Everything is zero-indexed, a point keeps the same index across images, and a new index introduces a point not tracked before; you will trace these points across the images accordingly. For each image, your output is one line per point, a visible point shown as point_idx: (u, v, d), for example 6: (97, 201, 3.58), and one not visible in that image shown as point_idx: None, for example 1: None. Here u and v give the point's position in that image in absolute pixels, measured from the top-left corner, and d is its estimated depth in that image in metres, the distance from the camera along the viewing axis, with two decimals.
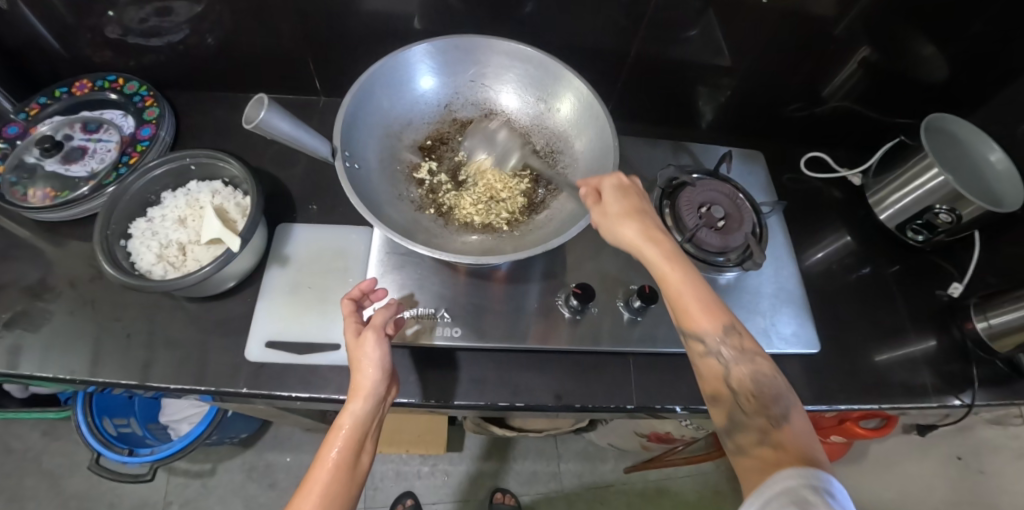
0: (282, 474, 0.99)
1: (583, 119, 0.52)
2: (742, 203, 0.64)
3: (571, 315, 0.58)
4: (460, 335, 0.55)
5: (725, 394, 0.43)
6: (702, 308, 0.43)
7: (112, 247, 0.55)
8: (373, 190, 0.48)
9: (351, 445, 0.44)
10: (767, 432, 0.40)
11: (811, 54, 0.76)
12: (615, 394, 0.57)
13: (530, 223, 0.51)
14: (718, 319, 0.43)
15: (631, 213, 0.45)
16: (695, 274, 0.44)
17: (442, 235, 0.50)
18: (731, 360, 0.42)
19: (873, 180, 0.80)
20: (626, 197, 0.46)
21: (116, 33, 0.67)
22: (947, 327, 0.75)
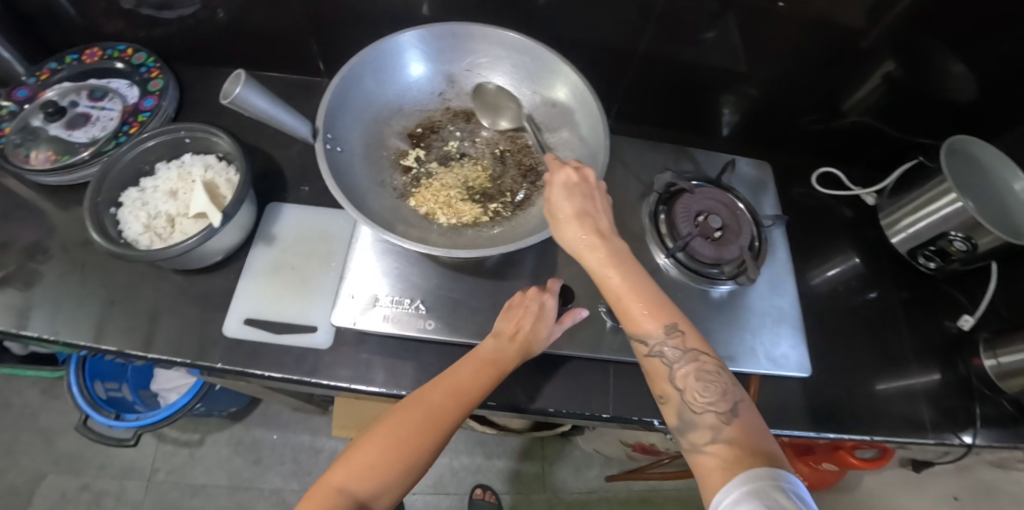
0: (268, 451, 1.00)
1: (576, 114, 0.50)
2: (742, 214, 0.62)
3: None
4: (433, 328, 0.54)
5: (670, 393, 0.41)
6: (645, 306, 0.42)
7: (102, 215, 0.56)
8: (355, 175, 0.48)
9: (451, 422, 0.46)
10: (716, 425, 0.38)
11: (831, 66, 0.73)
12: (591, 402, 0.56)
13: (513, 220, 0.50)
14: (659, 318, 0.41)
15: (574, 215, 0.44)
16: (636, 268, 0.43)
17: (423, 226, 0.49)
18: (674, 358, 0.41)
19: (887, 200, 0.77)
20: (572, 196, 0.44)
21: (129, 4, 0.68)
22: (953, 362, 0.71)
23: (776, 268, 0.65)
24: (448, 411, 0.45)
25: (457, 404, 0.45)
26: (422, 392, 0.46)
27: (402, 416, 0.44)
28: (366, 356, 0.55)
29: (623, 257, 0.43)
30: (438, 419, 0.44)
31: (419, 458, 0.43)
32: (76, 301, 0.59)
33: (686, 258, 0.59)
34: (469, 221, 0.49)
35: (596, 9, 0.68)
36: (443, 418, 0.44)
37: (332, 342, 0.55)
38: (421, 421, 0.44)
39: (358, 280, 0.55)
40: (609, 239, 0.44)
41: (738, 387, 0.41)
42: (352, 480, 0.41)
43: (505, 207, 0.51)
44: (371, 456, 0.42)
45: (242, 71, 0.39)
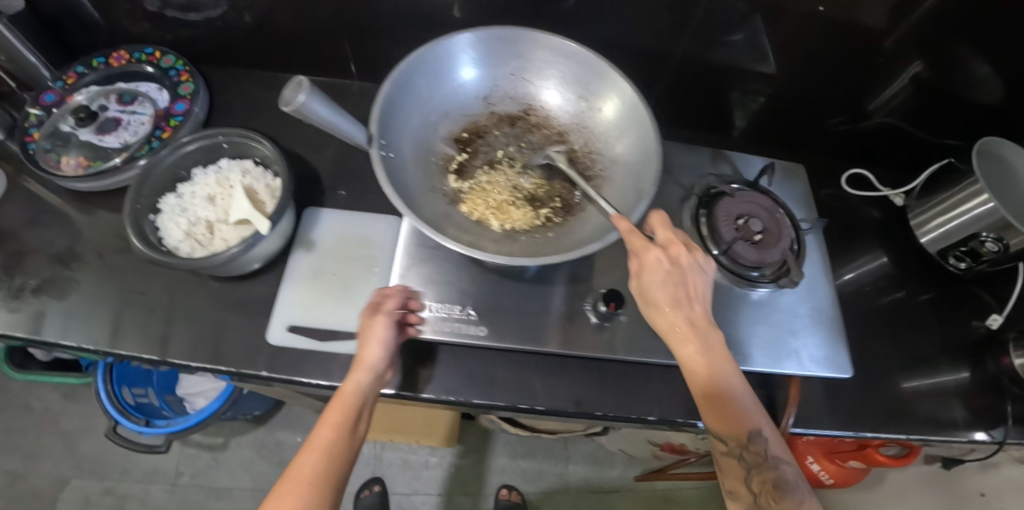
0: (292, 453, 1.00)
1: (626, 121, 0.51)
2: (782, 217, 0.62)
3: (598, 321, 0.57)
4: (485, 334, 0.54)
5: (743, 491, 0.42)
6: (734, 407, 0.42)
7: (142, 222, 0.55)
8: (410, 181, 0.47)
9: (352, 413, 0.45)
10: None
11: (859, 67, 0.73)
12: (636, 405, 0.56)
13: (565, 226, 0.50)
14: (753, 417, 0.42)
15: (670, 305, 0.44)
16: (724, 356, 0.43)
17: (476, 233, 0.48)
18: (755, 459, 0.41)
19: (916, 201, 0.77)
20: (668, 285, 0.44)
21: (154, 6, 0.68)
22: (982, 361, 0.72)
23: (812, 270, 0.65)
24: (324, 472, 0.41)
25: (334, 461, 0.43)
26: (289, 467, 0.42)
27: (276, 500, 0.39)
28: (409, 363, 0.55)
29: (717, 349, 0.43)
30: (319, 485, 0.41)
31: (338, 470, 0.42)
32: (115, 308, 0.58)
33: (727, 261, 0.60)
34: (522, 228, 0.49)
35: (626, 11, 0.68)
36: (324, 479, 0.41)
37: None
38: (300, 495, 0.40)
39: (405, 286, 0.55)
40: (709, 336, 0.44)
41: (805, 483, 0.42)
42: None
43: (555, 214, 0.51)
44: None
45: (302, 77, 0.38)
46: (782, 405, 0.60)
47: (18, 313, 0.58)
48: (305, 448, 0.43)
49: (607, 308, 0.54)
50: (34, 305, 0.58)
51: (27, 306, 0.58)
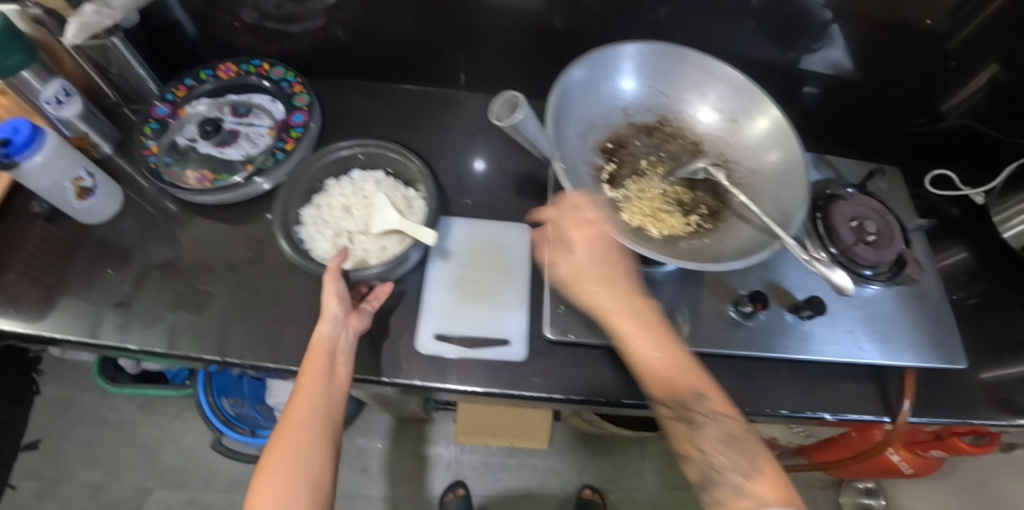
0: (372, 459, 1.01)
1: (766, 133, 0.53)
2: (892, 220, 0.65)
3: (739, 319, 0.59)
4: (646, 337, 0.56)
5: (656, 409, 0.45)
6: (630, 331, 0.46)
7: (290, 234, 0.57)
8: (577, 190, 0.49)
9: (327, 359, 0.47)
10: (734, 441, 0.43)
11: (936, 68, 0.76)
12: (766, 400, 0.58)
13: (718, 231, 0.51)
14: (642, 342, 0.46)
15: (605, 267, 0.47)
16: (624, 291, 0.47)
17: (639, 239, 0.50)
18: (661, 381, 0.45)
19: (998, 199, 0.80)
20: (597, 251, 0.48)
21: (252, 18, 0.68)
22: None
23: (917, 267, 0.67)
24: (319, 411, 0.45)
25: (324, 413, 0.45)
26: (285, 415, 0.45)
27: (276, 443, 0.43)
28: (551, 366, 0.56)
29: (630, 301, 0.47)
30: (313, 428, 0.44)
31: (329, 414, 0.45)
32: (254, 318, 0.59)
33: (846, 261, 0.62)
34: (680, 233, 0.51)
35: (718, 18, 0.71)
36: (318, 422, 0.44)
37: (527, 354, 0.55)
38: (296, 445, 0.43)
39: (553, 292, 0.57)
40: (619, 279, 0.47)
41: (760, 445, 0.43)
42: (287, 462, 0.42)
43: (704, 219, 0.53)
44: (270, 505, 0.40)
45: (516, 94, 0.43)
46: (896, 394, 0.62)
47: (154, 326, 0.58)
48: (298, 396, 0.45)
49: (753, 307, 0.57)
50: (171, 318, 0.59)
51: (162, 318, 0.59)
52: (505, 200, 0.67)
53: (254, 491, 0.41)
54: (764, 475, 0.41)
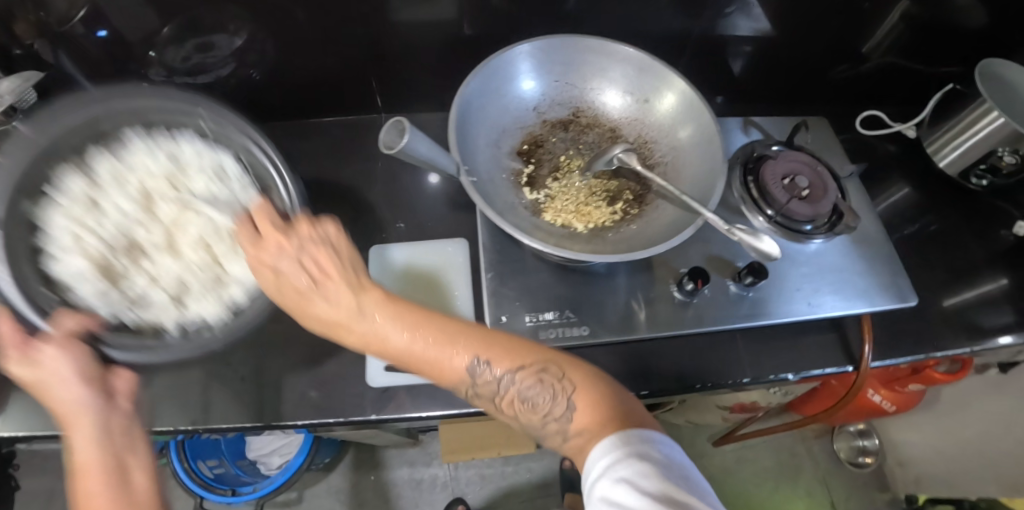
0: (371, 492, 1.00)
1: (679, 108, 0.53)
2: (823, 171, 0.65)
3: (684, 299, 0.58)
4: (589, 332, 0.56)
5: (513, 413, 0.43)
6: (417, 355, 0.43)
7: (33, 231, 0.48)
8: (492, 199, 0.48)
9: (108, 467, 0.39)
10: (582, 430, 0.39)
11: (851, 12, 0.76)
12: (728, 371, 0.58)
13: (646, 216, 0.51)
14: (448, 362, 0.42)
15: (303, 275, 0.44)
16: (358, 303, 0.44)
17: (566, 237, 0.49)
18: (490, 389, 0.42)
19: (928, 130, 0.81)
20: (326, 269, 0.45)
21: (161, 75, 0.67)
22: (1019, 266, 0.76)
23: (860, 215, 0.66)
24: None
25: None
26: None
27: None
28: None
29: (363, 312, 0.43)
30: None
31: None
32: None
33: (784, 220, 0.62)
34: (606, 225, 0.51)
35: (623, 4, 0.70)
36: None
37: None
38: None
39: (494, 302, 0.56)
40: (357, 301, 0.44)
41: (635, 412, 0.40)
42: None
43: (630, 206, 0.52)
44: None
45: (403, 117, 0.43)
46: (856, 340, 0.62)
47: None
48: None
49: (693, 284, 0.56)
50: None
51: None
52: (442, 217, 0.66)
53: None
54: (591, 443, 0.38)
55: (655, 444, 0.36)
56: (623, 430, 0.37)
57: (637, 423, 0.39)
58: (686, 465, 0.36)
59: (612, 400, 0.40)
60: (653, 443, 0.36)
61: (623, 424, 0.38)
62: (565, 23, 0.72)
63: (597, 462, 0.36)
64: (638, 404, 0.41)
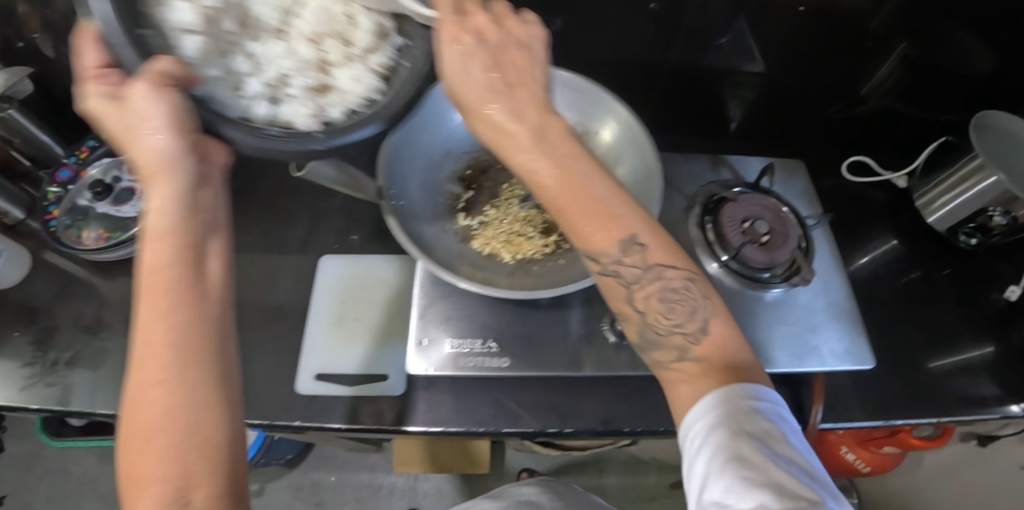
0: (328, 494, 1.01)
1: (623, 142, 0.56)
2: (786, 217, 0.63)
3: (617, 340, 0.57)
4: (509, 365, 0.54)
5: (631, 312, 0.41)
6: (571, 205, 0.38)
7: None
8: (418, 224, 0.49)
9: (164, 240, 0.32)
10: (704, 356, 0.37)
11: (849, 48, 0.74)
12: (663, 418, 0.56)
13: (576, 251, 0.50)
14: (605, 237, 0.38)
15: (489, 91, 0.37)
16: (581, 163, 0.39)
17: (486, 270, 0.49)
18: (632, 275, 0.39)
19: (919, 181, 0.79)
20: (483, 89, 0.38)
21: None
22: (1005, 332, 0.73)
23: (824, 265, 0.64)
24: (154, 333, 0.29)
25: (186, 338, 0.30)
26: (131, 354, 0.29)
27: (117, 401, 0.28)
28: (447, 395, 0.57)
29: (545, 136, 0.38)
30: (167, 351, 0.28)
31: (197, 337, 0.30)
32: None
33: (738, 265, 0.60)
34: (535, 258, 0.50)
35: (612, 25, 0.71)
36: (189, 363, 0.29)
37: (403, 388, 0.56)
38: (147, 375, 0.28)
39: (421, 326, 0.56)
40: (546, 142, 0.38)
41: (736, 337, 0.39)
42: (135, 425, 0.28)
43: (563, 241, 0.51)
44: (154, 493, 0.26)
45: None
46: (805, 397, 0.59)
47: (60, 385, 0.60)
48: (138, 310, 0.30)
49: None
50: (87, 377, 0.61)
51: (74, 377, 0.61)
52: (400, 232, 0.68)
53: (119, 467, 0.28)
54: (709, 376, 0.35)
55: (763, 398, 0.34)
56: (749, 383, 0.34)
57: (755, 372, 0.36)
58: (793, 423, 0.34)
59: (729, 345, 0.37)
60: (765, 399, 0.34)
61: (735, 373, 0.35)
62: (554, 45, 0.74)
63: (703, 417, 0.33)
64: (754, 356, 0.38)
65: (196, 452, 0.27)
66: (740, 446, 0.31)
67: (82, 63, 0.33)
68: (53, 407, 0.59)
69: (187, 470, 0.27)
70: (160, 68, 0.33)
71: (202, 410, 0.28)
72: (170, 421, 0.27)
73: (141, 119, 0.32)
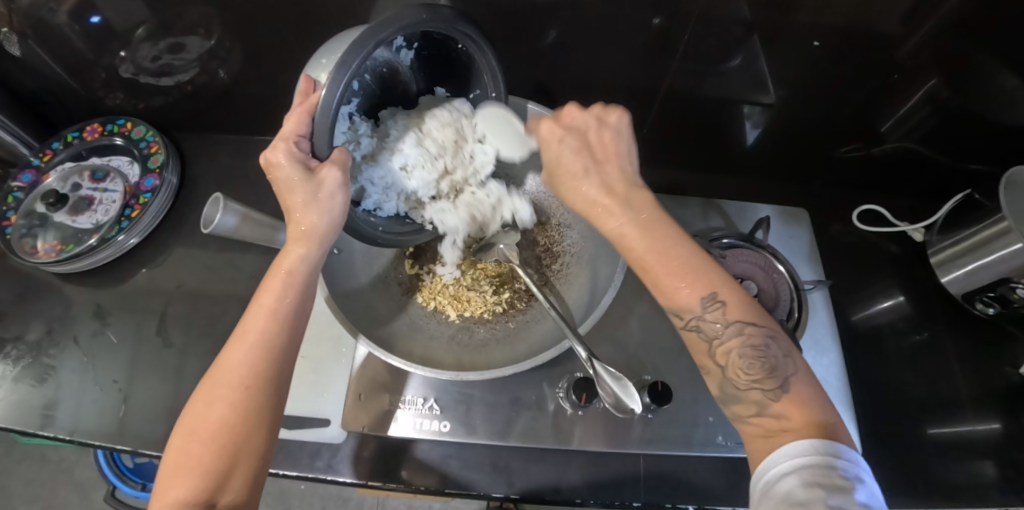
0: (297, 501, 1.00)
1: None
2: (779, 278, 0.57)
3: (572, 410, 0.53)
4: (448, 430, 0.52)
5: (712, 365, 0.37)
6: (651, 264, 0.38)
7: None
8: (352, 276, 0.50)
9: (298, 292, 0.40)
10: (787, 418, 0.34)
11: (869, 86, 0.66)
12: (619, 491, 0.53)
13: (526, 314, 0.54)
14: (688, 292, 0.37)
15: (585, 175, 0.41)
16: (666, 232, 0.38)
17: (434, 334, 0.52)
18: (713, 330, 0.36)
19: (938, 236, 0.73)
20: (577, 152, 0.42)
21: (130, 72, 0.67)
22: (1015, 410, 0.66)
23: (819, 335, 0.60)
24: (259, 369, 0.36)
25: (263, 378, 0.36)
26: (219, 360, 0.37)
27: (202, 398, 0.36)
28: (392, 448, 0.54)
29: (630, 205, 0.39)
30: (255, 386, 0.36)
31: (278, 379, 0.37)
32: (114, 396, 0.60)
33: None
34: (476, 321, 0.54)
35: (612, 44, 0.62)
36: (264, 392, 0.36)
37: (345, 436, 0.53)
38: (228, 398, 0.35)
39: (365, 380, 0.54)
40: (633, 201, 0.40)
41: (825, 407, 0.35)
42: (200, 431, 0.35)
43: (516, 300, 0.55)
44: (190, 482, 0.33)
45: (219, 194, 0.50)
46: None
47: (36, 408, 0.59)
48: (236, 334, 0.38)
49: (577, 397, 0.51)
50: (34, 396, 0.60)
51: (17, 396, 0.59)
52: None
53: (172, 449, 0.35)
54: None
55: (849, 456, 0.31)
56: (832, 440, 0.32)
57: (840, 431, 0.33)
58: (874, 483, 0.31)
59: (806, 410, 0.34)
60: (851, 458, 0.31)
61: (821, 431, 0.32)
62: (547, 61, 0.66)
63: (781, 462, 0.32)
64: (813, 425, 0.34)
65: (238, 467, 0.34)
66: (811, 495, 0.29)
67: (287, 126, 0.39)
68: (39, 431, 0.58)
69: (221, 479, 0.34)
70: (337, 154, 0.40)
71: (256, 433, 0.36)
72: (234, 438, 0.35)
73: (304, 190, 0.38)
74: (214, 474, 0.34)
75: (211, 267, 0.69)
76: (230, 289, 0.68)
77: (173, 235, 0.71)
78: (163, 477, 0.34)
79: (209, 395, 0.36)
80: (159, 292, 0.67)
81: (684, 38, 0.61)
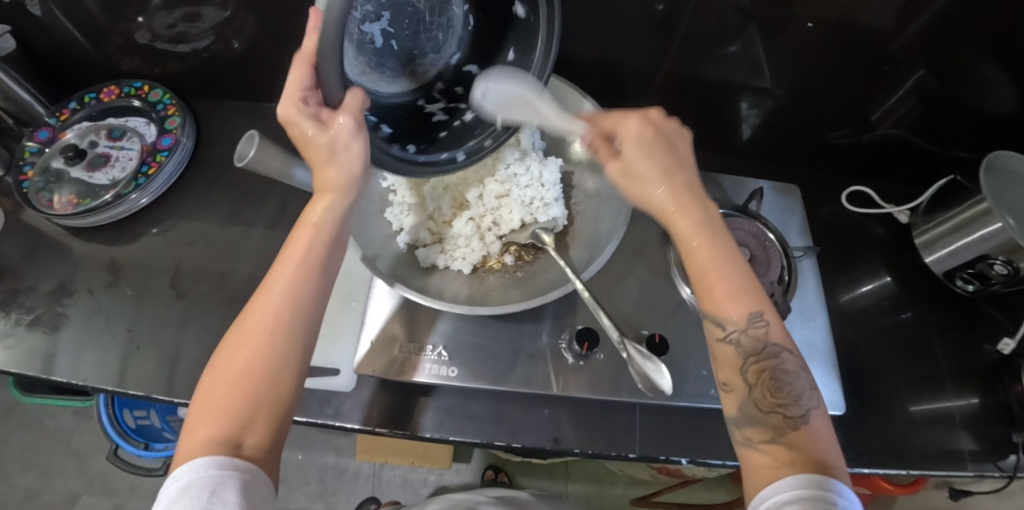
0: (293, 472, 1.02)
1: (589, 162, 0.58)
2: (771, 245, 0.60)
3: (574, 361, 0.56)
4: (455, 375, 0.54)
5: (735, 381, 0.39)
6: (707, 266, 0.40)
7: None
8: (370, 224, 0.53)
9: (323, 248, 0.42)
10: (793, 446, 0.36)
11: (863, 75, 0.69)
12: (618, 442, 0.55)
13: (535, 264, 0.56)
14: (736, 303, 0.39)
15: (662, 175, 0.42)
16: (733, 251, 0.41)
17: (447, 280, 0.55)
18: (750, 347, 0.39)
19: (922, 218, 0.76)
20: (656, 155, 0.43)
21: (146, 38, 0.69)
22: (992, 386, 0.70)
23: (807, 302, 0.63)
24: (282, 322, 0.39)
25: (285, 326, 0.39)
26: (249, 311, 0.40)
27: (230, 341, 0.39)
28: (398, 400, 0.56)
29: (700, 210, 0.42)
30: (277, 336, 0.38)
31: (296, 334, 0.39)
32: (128, 344, 0.62)
33: None
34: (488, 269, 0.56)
35: (616, 23, 0.65)
36: (282, 338, 0.38)
37: (353, 384, 0.55)
38: (253, 345, 0.38)
39: (376, 327, 0.56)
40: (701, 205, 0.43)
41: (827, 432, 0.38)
42: (221, 372, 0.38)
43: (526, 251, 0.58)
44: (216, 421, 0.36)
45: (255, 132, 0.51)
46: None
47: (50, 355, 0.61)
48: (266, 286, 0.40)
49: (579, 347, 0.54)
50: (47, 343, 0.61)
51: (32, 344, 0.61)
52: None
53: (201, 389, 0.38)
54: None
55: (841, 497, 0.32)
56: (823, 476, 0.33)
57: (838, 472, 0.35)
58: None
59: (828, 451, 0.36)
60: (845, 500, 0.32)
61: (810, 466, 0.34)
62: None
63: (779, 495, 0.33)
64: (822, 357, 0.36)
65: (256, 419, 0.37)
66: None
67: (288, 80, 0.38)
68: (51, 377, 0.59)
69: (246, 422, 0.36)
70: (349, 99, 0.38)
71: (276, 385, 0.38)
72: (257, 386, 0.37)
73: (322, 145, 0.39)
74: (234, 413, 0.36)
75: (221, 226, 0.71)
76: (239, 249, 0.70)
77: (184, 196, 0.73)
78: (193, 415, 0.37)
79: (237, 342, 0.39)
80: (170, 250, 0.69)
81: (686, 21, 0.63)
